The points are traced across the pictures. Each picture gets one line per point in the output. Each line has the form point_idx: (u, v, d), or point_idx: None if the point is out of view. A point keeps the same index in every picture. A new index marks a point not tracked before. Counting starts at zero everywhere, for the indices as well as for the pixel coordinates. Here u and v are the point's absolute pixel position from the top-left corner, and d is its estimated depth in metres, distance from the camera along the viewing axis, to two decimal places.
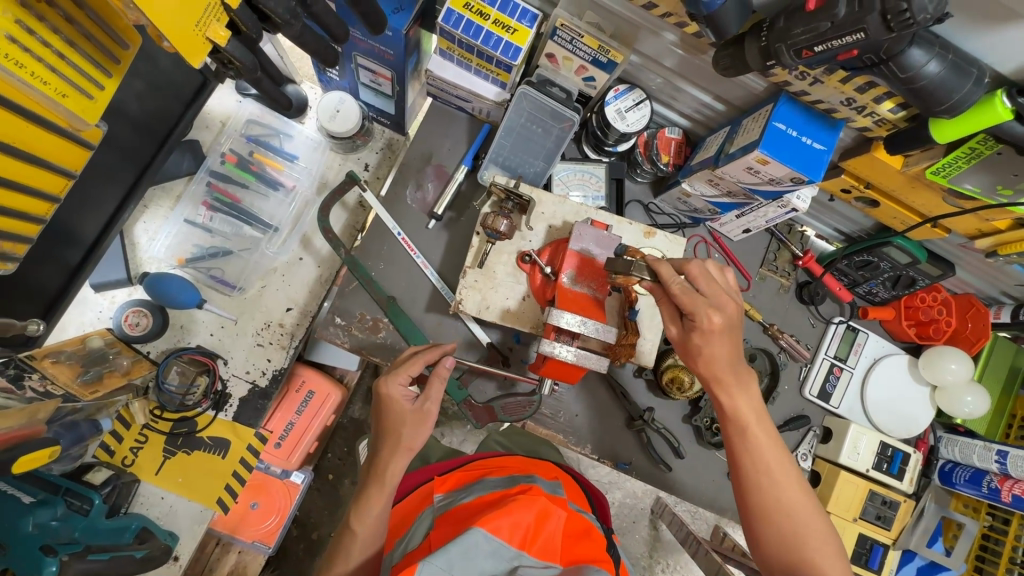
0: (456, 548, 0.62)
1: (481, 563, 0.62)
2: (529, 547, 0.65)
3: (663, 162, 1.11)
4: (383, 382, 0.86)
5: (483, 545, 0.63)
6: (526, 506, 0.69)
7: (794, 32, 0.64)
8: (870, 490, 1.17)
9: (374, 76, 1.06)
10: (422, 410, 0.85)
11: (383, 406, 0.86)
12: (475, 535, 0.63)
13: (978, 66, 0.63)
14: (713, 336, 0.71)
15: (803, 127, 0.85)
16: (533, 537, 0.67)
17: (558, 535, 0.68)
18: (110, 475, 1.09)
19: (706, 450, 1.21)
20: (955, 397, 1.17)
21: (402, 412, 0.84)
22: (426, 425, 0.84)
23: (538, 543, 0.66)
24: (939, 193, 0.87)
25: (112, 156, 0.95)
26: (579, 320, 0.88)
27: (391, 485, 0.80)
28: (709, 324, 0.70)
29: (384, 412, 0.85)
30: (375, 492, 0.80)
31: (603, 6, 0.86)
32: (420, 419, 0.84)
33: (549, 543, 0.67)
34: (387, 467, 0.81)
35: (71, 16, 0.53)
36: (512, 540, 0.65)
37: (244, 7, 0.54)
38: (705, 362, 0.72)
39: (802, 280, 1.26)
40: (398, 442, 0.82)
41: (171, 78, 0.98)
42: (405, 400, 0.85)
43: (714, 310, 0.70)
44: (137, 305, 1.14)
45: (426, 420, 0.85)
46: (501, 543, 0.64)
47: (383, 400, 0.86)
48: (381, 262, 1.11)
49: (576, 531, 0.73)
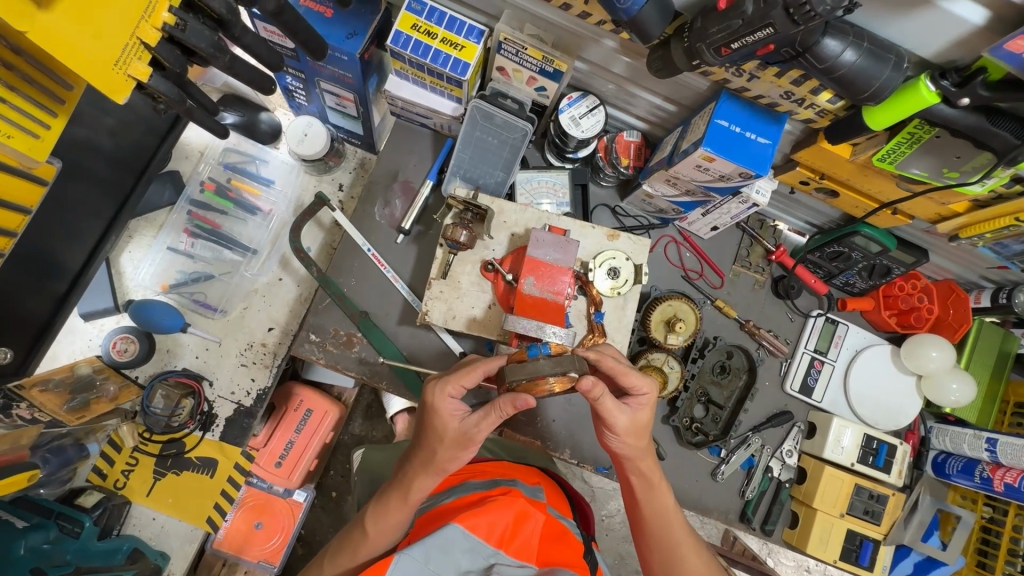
0: (434, 541, 0.64)
1: (457, 559, 0.63)
2: (507, 546, 0.66)
3: (623, 165, 1.12)
4: (432, 389, 0.76)
5: (460, 541, 0.64)
6: (505, 506, 0.69)
7: (710, 31, 0.65)
8: (856, 484, 1.14)
9: (338, 99, 1.10)
10: (467, 433, 0.75)
11: (429, 413, 0.77)
12: (451, 531, 0.65)
13: (896, 52, 0.64)
14: (649, 411, 0.82)
15: (746, 123, 0.86)
16: (510, 536, 0.68)
17: (534, 537, 0.69)
18: (101, 497, 1.12)
19: (687, 451, 1.17)
20: (940, 384, 1.15)
21: (444, 429, 0.76)
22: (464, 452, 0.75)
23: (515, 543, 0.67)
24: (891, 179, 0.86)
25: (91, 191, 1.00)
26: (537, 325, 0.91)
27: (413, 500, 0.78)
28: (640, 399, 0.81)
29: (428, 418, 0.77)
30: (395, 504, 0.78)
31: (542, 18, 0.89)
32: (462, 443, 0.75)
33: (526, 544, 0.68)
34: (414, 486, 0.77)
35: (10, 64, 0.57)
36: (489, 539, 0.66)
37: (165, 43, 0.58)
38: (634, 431, 0.80)
39: (777, 274, 1.24)
40: (432, 460, 0.76)
41: (141, 114, 1.03)
42: (451, 418, 0.76)
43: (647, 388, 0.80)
44: (125, 332, 1.17)
45: (467, 446, 0.75)
46: (478, 541, 0.65)
47: (429, 409, 0.77)
48: (353, 278, 1.13)
49: (554, 533, 0.72)
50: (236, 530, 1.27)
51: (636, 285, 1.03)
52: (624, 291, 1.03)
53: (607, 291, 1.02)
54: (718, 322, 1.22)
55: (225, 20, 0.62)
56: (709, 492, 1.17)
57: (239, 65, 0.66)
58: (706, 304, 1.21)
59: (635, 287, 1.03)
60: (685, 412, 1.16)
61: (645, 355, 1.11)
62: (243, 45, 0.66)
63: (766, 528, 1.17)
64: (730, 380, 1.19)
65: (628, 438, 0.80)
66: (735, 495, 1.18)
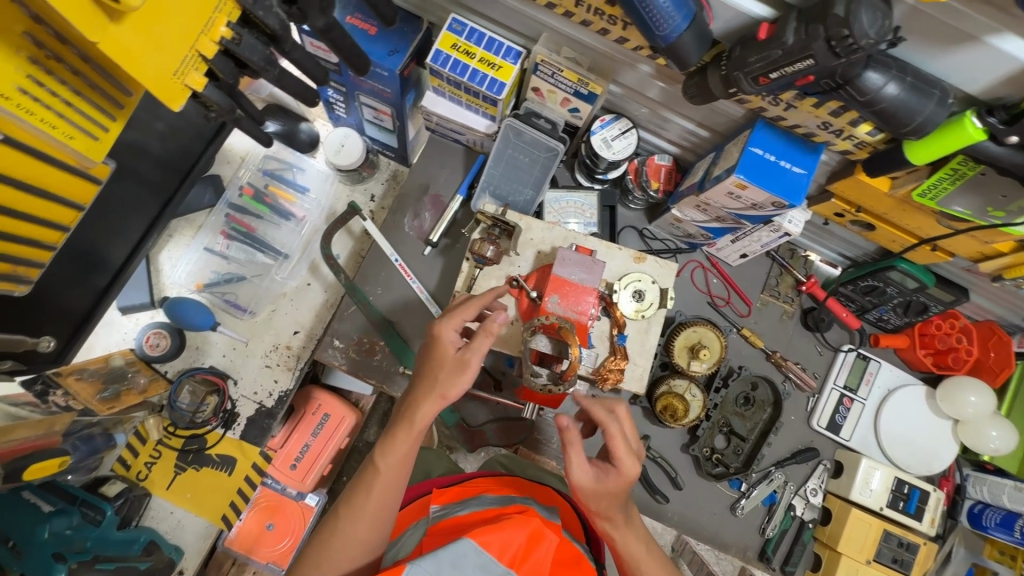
0: (445, 554, 0.62)
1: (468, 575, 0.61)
2: (518, 567, 0.63)
3: (653, 188, 1.12)
4: (437, 323, 0.82)
5: (471, 557, 0.63)
6: (520, 524, 0.66)
7: (749, 60, 0.65)
8: (884, 530, 1.09)
9: (376, 113, 1.13)
10: (463, 357, 0.78)
11: (431, 344, 0.81)
12: (463, 545, 0.63)
13: (940, 87, 0.63)
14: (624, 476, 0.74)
15: (781, 151, 0.85)
16: (522, 557, 0.64)
17: (547, 561, 0.65)
18: (123, 488, 1.16)
19: (706, 482, 1.14)
20: (978, 430, 1.10)
21: (445, 355, 0.79)
22: (462, 376, 0.77)
23: (527, 564, 0.64)
24: (931, 216, 0.84)
25: (136, 191, 1.04)
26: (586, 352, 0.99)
27: (420, 429, 0.76)
28: (623, 467, 0.74)
29: (429, 350, 0.81)
30: (401, 434, 0.76)
31: (578, 40, 0.90)
32: (459, 367, 0.77)
33: (538, 567, 0.64)
34: (418, 413, 0.76)
35: (79, 70, 0.59)
36: (501, 557, 0.63)
37: (222, 56, 0.60)
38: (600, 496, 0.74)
39: (806, 305, 1.22)
40: (433, 386, 0.77)
41: (190, 120, 1.08)
42: (450, 347, 0.79)
43: (632, 455, 0.75)
44: (158, 327, 1.22)
45: (465, 371, 0.77)
46: (489, 559, 0.63)
47: (433, 339, 0.81)
48: (379, 287, 1.15)
49: (568, 560, 0.69)
50: (248, 530, 1.28)
51: (660, 309, 1.03)
52: (649, 314, 1.03)
53: (631, 314, 1.03)
54: (743, 352, 1.19)
55: (278, 36, 0.63)
56: (730, 527, 1.14)
57: (286, 79, 0.68)
58: (732, 332, 1.19)
59: (659, 311, 1.03)
60: (706, 442, 1.13)
61: (666, 382, 1.10)
62: (292, 59, 0.67)
63: (786, 570, 1.13)
64: (754, 412, 1.15)
65: (589, 498, 0.74)
66: (755, 532, 1.14)
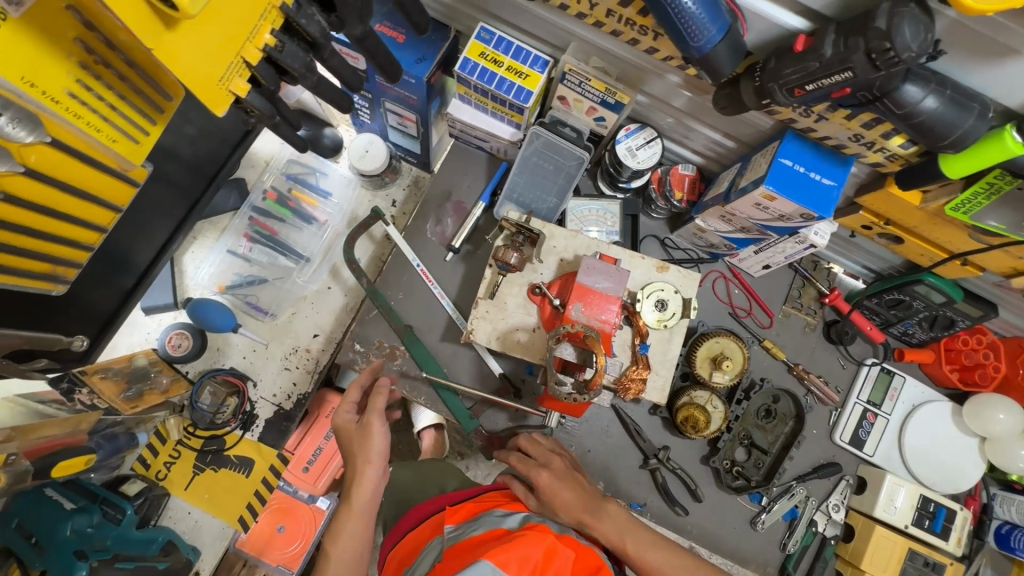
0: None
1: None
2: None
3: (676, 198, 1.11)
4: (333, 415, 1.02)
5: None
6: (534, 541, 0.66)
7: (784, 72, 0.65)
8: (909, 548, 1.07)
9: (401, 119, 1.15)
10: (363, 424, 0.97)
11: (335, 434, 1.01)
12: (481, 567, 0.61)
13: (979, 101, 0.62)
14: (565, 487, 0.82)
15: (810, 163, 0.84)
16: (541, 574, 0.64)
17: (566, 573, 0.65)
18: (144, 487, 1.17)
19: (725, 496, 1.13)
20: (1007, 448, 1.07)
21: (348, 434, 0.98)
22: (369, 437, 0.95)
23: None
24: (963, 230, 0.83)
25: (165, 194, 1.06)
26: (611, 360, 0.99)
27: (357, 506, 0.92)
28: (541, 479, 0.85)
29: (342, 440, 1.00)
30: (345, 521, 0.91)
31: (606, 50, 0.90)
32: (364, 432, 0.96)
33: None
34: (354, 494, 0.92)
35: (124, 75, 0.60)
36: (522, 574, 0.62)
37: (264, 63, 0.61)
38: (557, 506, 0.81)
39: (829, 318, 1.20)
40: (360, 462, 0.94)
41: (219, 124, 1.09)
42: (348, 423, 1.00)
43: (541, 467, 0.87)
44: (181, 328, 1.23)
45: (369, 431, 0.95)
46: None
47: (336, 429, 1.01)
48: (400, 292, 1.15)
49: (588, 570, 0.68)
50: (260, 531, 1.27)
51: (683, 318, 1.03)
52: (671, 324, 1.03)
53: (653, 323, 1.03)
54: (766, 363, 1.17)
55: (318, 44, 0.64)
56: (750, 542, 1.12)
57: (323, 86, 0.68)
58: (753, 343, 1.18)
59: (682, 321, 1.03)
60: (726, 454, 1.12)
61: (687, 393, 1.09)
62: (330, 66, 0.68)
63: None
64: (775, 425, 1.14)
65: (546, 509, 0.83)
66: (776, 547, 1.12)
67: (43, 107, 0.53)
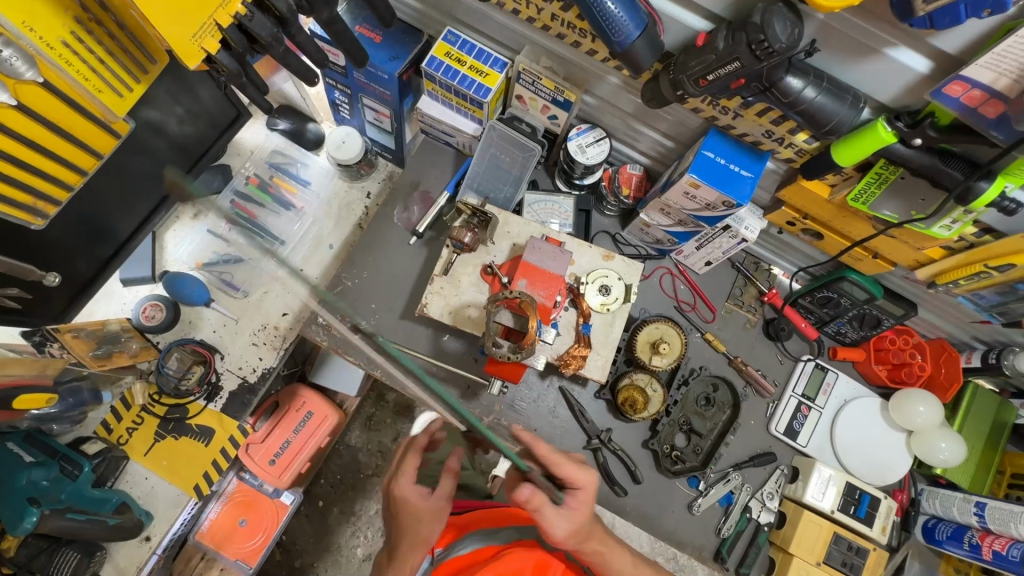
0: None
1: None
2: None
3: (624, 195, 1.21)
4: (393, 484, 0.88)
5: None
6: (524, 554, 0.76)
7: (689, 64, 0.75)
8: (834, 532, 1.12)
9: (377, 115, 1.25)
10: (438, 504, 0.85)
11: (398, 505, 0.86)
12: None
13: (854, 92, 0.72)
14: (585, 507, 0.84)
15: (731, 156, 0.94)
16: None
17: None
18: (103, 448, 1.20)
19: (666, 480, 1.17)
20: (929, 442, 1.13)
21: (413, 506, 0.85)
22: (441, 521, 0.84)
23: None
24: (868, 222, 0.92)
25: (151, 166, 1.14)
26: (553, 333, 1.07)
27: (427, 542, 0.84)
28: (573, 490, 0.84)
29: (399, 510, 0.86)
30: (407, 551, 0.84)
31: (556, 54, 1.01)
32: (438, 514, 0.85)
33: None
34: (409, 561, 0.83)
35: (114, 36, 0.70)
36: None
37: (234, 27, 0.71)
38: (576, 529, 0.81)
39: (768, 316, 1.28)
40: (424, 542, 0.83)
41: (208, 108, 1.18)
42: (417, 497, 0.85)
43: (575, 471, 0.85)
44: (155, 300, 1.30)
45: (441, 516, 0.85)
46: None
47: (396, 499, 0.86)
48: (364, 272, 1.23)
49: None
50: (221, 524, 1.39)
51: (625, 304, 1.10)
52: (613, 308, 1.10)
53: (597, 307, 1.09)
54: (706, 355, 1.24)
55: (286, 19, 0.74)
56: (687, 526, 1.16)
57: (291, 59, 0.78)
58: (696, 335, 1.25)
59: (624, 306, 1.10)
60: (666, 439, 1.17)
61: (628, 375, 1.15)
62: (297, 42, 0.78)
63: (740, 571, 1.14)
64: (713, 413, 1.20)
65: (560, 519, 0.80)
66: (711, 532, 1.16)
67: (41, 51, 0.63)
